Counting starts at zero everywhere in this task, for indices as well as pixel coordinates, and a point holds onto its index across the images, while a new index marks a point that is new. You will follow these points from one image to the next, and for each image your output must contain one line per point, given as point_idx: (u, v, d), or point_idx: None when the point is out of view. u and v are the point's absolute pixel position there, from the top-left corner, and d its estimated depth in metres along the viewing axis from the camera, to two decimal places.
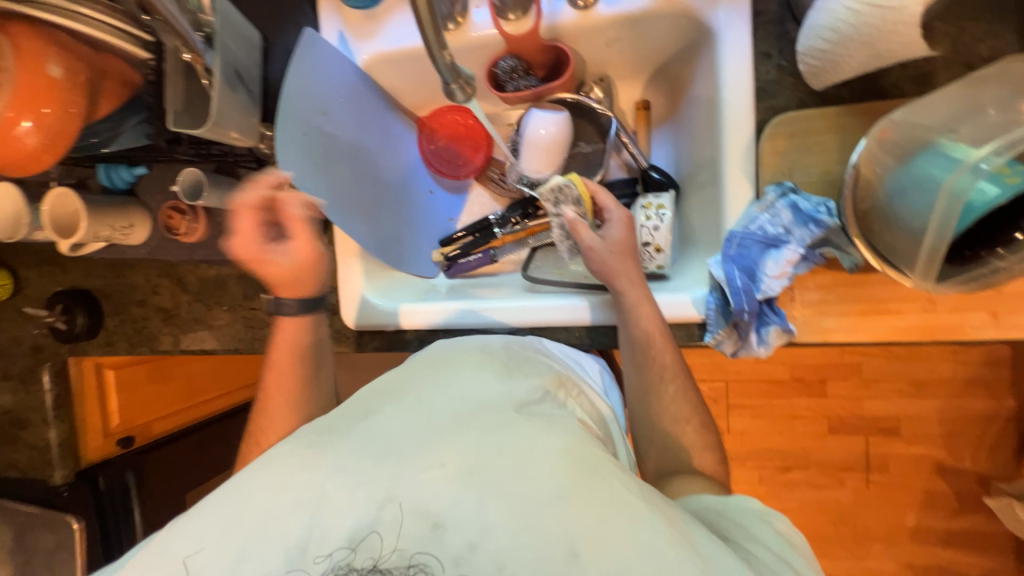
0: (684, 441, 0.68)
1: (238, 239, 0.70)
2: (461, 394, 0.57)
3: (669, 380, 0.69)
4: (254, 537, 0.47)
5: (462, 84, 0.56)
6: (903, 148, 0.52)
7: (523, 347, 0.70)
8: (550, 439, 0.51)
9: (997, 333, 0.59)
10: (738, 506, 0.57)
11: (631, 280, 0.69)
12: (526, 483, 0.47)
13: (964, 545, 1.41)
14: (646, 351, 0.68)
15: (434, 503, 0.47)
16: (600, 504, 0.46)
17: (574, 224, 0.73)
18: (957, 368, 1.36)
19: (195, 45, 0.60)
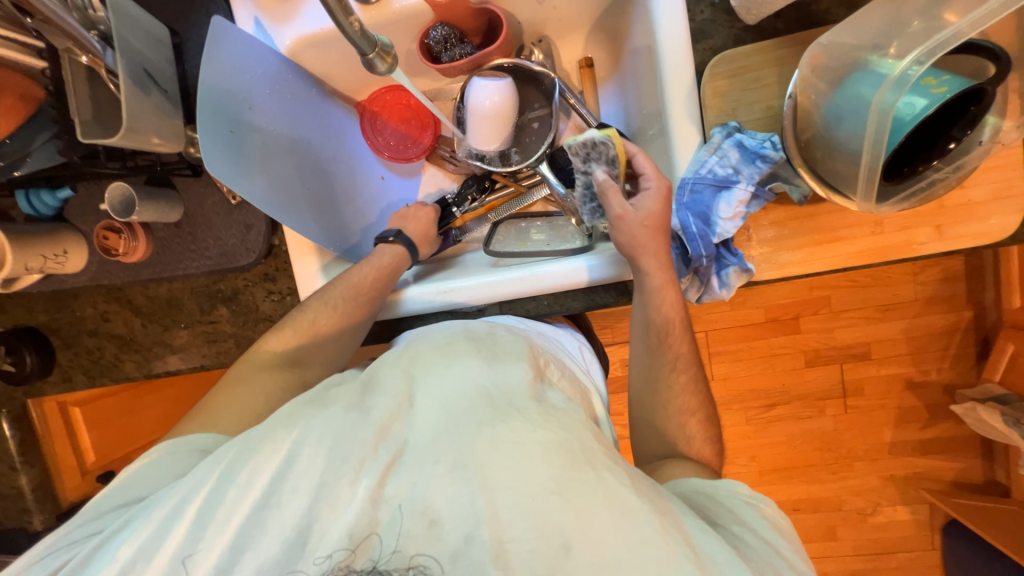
0: (686, 432, 0.67)
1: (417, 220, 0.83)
2: (451, 384, 0.56)
3: (681, 371, 0.68)
4: (252, 526, 0.48)
5: (382, 54, 0.50)
6: (835, 71, 0.52)
7: (509, 330, 0.66)
8: (542, 431, 0.51)
9: (942, 245, 0.61)
10: (727, 491, 0.58)
11: (658, 261, 0.64)
12: (520, 477, 0.48)
13: (937, 451, 1.51)
14: (661, 336, 0.67)
15: (430, 500, 0.48)
16: (592, 496, 0.47)
17: (604, 188, 0.65)
18: (917, 287, 1.42)
19: (91, 45, 0.56)
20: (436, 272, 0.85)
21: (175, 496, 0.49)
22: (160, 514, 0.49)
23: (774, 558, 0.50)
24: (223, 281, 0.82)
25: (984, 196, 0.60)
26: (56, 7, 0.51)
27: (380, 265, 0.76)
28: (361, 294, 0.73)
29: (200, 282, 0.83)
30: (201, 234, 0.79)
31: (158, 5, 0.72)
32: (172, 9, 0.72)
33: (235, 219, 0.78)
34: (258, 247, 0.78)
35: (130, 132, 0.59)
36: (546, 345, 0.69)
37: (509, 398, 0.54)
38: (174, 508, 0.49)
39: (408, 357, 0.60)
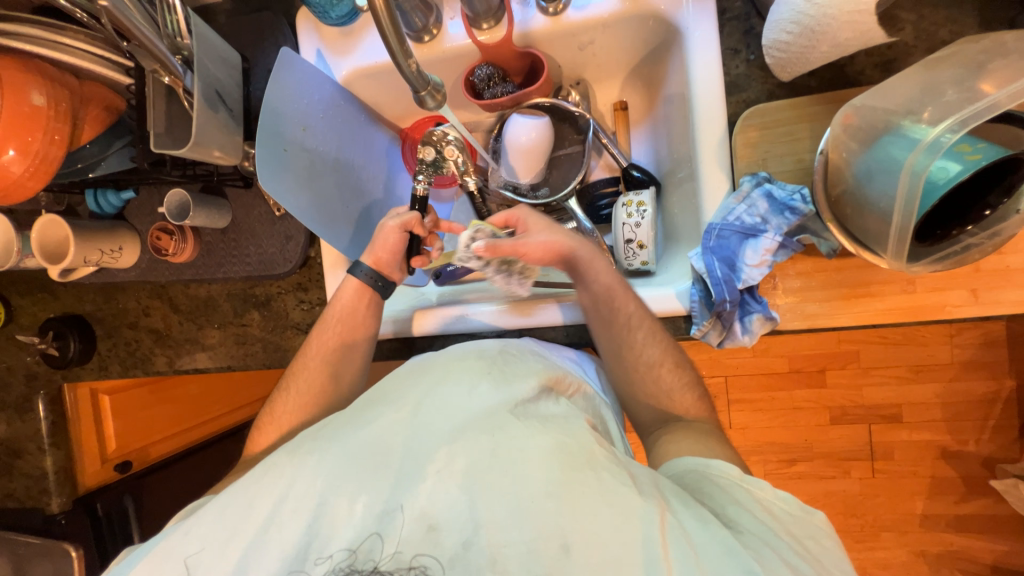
0: (665, 385, 0.67)
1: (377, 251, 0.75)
2: (452, 399, 0.54)
3: (637, 329, 0.66)
4: (251, 544, 0.48)
5: (433, 91, 0.55)
6: (868, 133, 0.53)
7: (521, 349, 0.63)
8: (541, 437, 0.50)
9: (979, 310, 0.60)
10: (718, 470, 0.54)
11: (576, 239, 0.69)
12: (519, 485, 0.48)
13: (974, 529, 1.40)
14: (609, 306, 0.67)
15: (431, 507, 0.48)
16: (590, 499, 0.46)
17: (495, 244, 0.67)
18: (955, 351, 1.36)
19: (174, 68, 0.61)
20: (462, 295, 0.88)
21: (178, 531, 0.50)
22: (168, 541, 0.49)
23: (779, 543, 0.45)
24: (258, 286, 0.87)
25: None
26: (148, 33, 0.56)
27: (341, 306, 0.74)
28: (332, 335, 0.73)
29: (237, 286, 0.88)
30: (244, 241, 0.84)
31: (234, 34, 0.79)
32: (246, 39, 0.79)
33: (277, 229, 0.83)
34: (296, 258, 0.82)
35: (196, 145, 0.65)
36: (554, 358, 0.65)
37: (508, 403, 0.53)
38: (182, 530, 0.49)
39: (412, 371, 0.60)
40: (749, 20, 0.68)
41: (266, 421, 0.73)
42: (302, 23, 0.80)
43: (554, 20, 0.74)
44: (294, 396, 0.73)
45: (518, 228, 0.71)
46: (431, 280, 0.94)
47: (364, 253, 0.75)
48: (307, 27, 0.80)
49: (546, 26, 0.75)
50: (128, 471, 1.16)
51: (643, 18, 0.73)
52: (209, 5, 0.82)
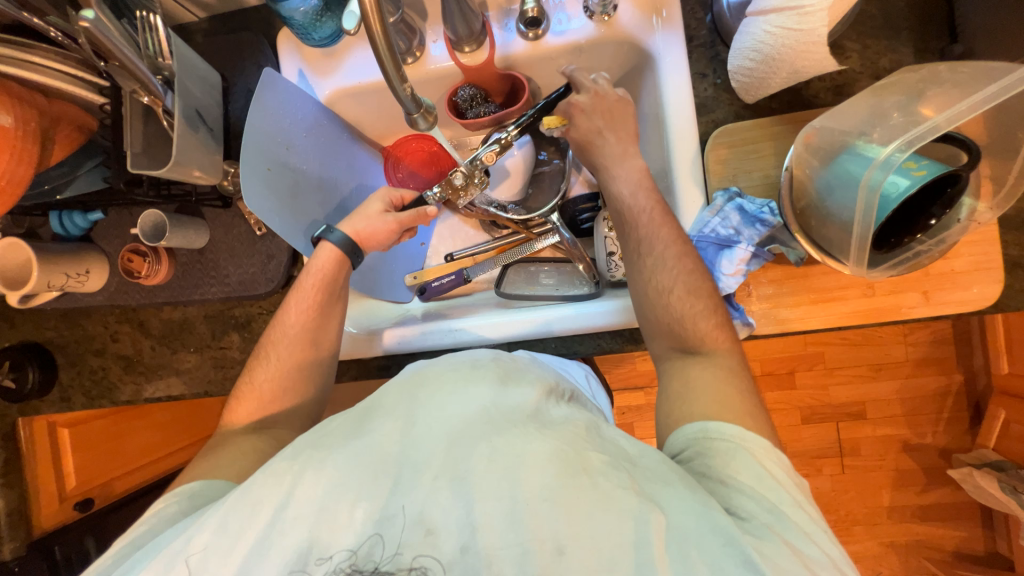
0: (677, 310, 0.63)
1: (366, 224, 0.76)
2: (453, 405, 0.54)
3: (668, 246, 0.65)
4: (252, 551, 0.46)
5: (425, 113, 0.57)
6: (827, 151, 0.58)
7: (513, 358, 0.65)
8: (539, 442, 0.49)
9: (930, 310, 0.65)
10: (719, 432, 0.53)
11: (617, 135, 0.73)
12: (515, 487, 0.46)
13: (936, 518, 1.48)
14: (630, 234, 0.68)
15: (427, 512, 0.46)
16: (587, 503, 0.45)
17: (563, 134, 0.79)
18: (909, 349, 1.46)
19: (155, 88, 0.61)
20: (446, 310, 0.88)
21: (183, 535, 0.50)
22: (172, 547, 0.49)
23: (780, 524, 0.46)
24: (238, 307, 0.85)
25: (966, 267, 0.64)
26: (129, 52, 0.55)
27: (319, 272, 0.73)
28: (311, 302, 0.72)
29: (214, 307, 0.85)
30: (222, 261, 0.82)
31: (213, 54, 0.79)
32: (227, 59, 0.79)
33: (258, 249, 0.81)
34: (278, 277, 0.80)
35: (177, 165, 0.64)
36: (546, 368, 0.68)
37: (510, 413, 0.53)
38: (186, 536, 0.49)
39: (411, 382, 0.59)
40: (715, 47, 0.74)
41: (244, 392, 0.70)
42: (284, 43, 0.80)
43: (533, 45, 0.78)
44: (274, 364, 0.70)
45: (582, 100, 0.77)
46: (416, 296, 0.94)
47: (342, 223, 0.76)
48: (289, 47, 0.80)
49: (526, 50, 0.78)
50: (87, 510, 1.10)
51: (619, 43, 0.76)
52: (186, 25, 0.82)
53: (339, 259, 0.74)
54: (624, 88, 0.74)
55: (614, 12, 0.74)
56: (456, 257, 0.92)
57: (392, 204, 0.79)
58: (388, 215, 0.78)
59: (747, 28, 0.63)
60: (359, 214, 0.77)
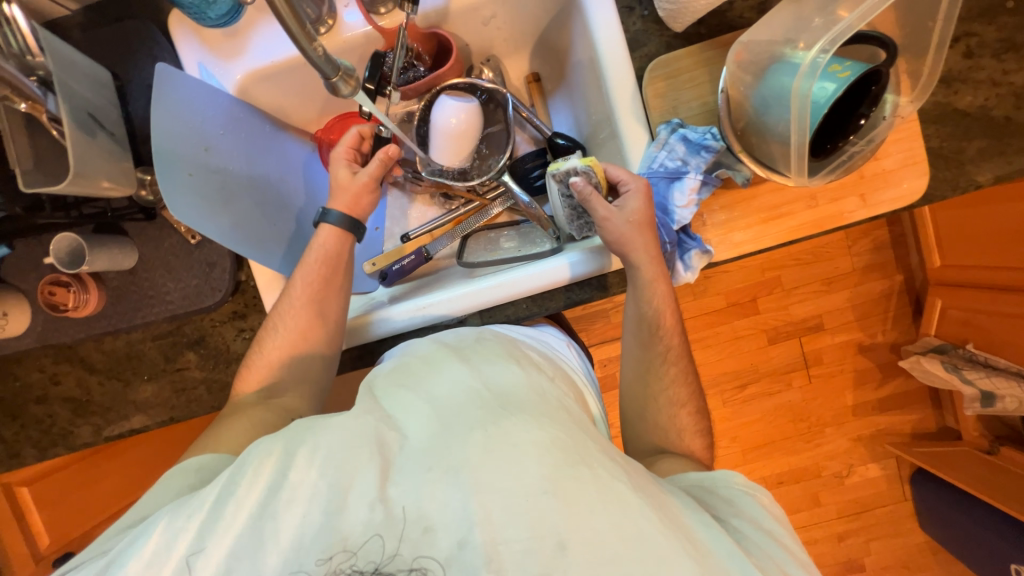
0: (671, 420, 0.71)
1: (339, 187, 0.76)
2: (443, 392, 0.54)
3: (671, 362, 0.72)
4: (250, 528, 0.47)
5: (345, 77, 0.53)
6: (757, 66, 0.60)
7: (496, 338, 0.66)
8: (535, 431, 0.49)
9: (869, 211, 0.69)
10: (725, 482, 0.60)
11: (648, 255, 0.68)
12: (515, 481, 0.46)
13: (894, 407, 1.63)
14: (652, 329, 0.71)
15: (425, 506, 0.46)
16: (587, 496, 0.46)
17: (586, 194, 0.67)
18: (854, 259, 1.56)
19: (31, 92, 0.53)
20: (414, 290, 0.86)
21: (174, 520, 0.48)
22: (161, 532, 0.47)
23: (769, 545, 0.53)
24: (187, 324, 0.79)
25: (895, 165, 0.68)
26: None
27: (322, 248, 0.73)
28: (315, 276, 0.72)
29: (161, 328, 0.79)
30: (159, 277, 0.76)
31: (98, 51, 0.71)
32: (116, 55, 0.71)
33: (196, 259, 0.75)
34: (225, 284, 0.76)
35: (78, 176, 0.57)
36: (532, 350, 0.69)
37: (504, 401, 0.53)
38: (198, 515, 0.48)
39: (400, 369, 0.59)
40: None
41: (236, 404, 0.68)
42: (176, 28, 0.71)
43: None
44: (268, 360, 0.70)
45: (620, 186, 0.69)
46: (379, 282, 0.91)
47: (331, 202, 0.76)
48: (183, 31, 0.71)
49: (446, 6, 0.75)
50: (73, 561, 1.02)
51: None
52: (57, 21, 0.72)
53: (344, 234, 0.75)
54: (642, 179, 0.67)
55: None
56: (413, 237, 0.90)
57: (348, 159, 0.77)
58: (358, 173, 0.76)
59: None
60: (337, 185, 0.76)
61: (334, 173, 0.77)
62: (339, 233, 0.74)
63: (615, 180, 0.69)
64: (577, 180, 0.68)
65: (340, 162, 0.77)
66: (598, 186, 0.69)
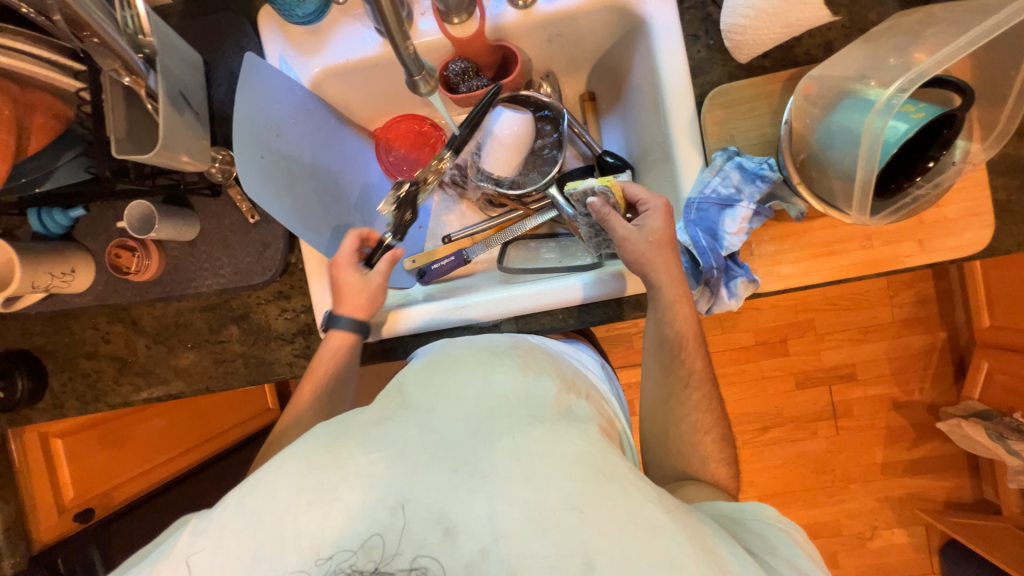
0: (694, 441, 0.70)
1: (343, 301, 0.74)
2: (472, 395, 0.55)
3: (694, 388, 0.71)
4: (265, 539, 0.45)
5: (426, 77, 0.59)
6: (827, 100, 0.60)
7: (532, 348, 0.67)
8: (565, 443, 0.49)
9: (926, 257, 0.67)
10: (756, 515, 0.58)
11: (670, 274, 0.67)
12: (541, 491, 0.46)
13: (927, 471, 1.54)
14: (675, 352, 0.70)
15: (448, 508, 0.46)
16: (616, 514, 0.45)
17: (604, 214, 0.68)
18: (895, 310, 1.50)
19: (137, 66, 0.58)
20: (448, 292, 0.87)
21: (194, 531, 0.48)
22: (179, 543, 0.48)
23: None
24: (235, 299, 0.82)
25: (958, 214, 0.66)
26: (108, 27, 0.53)
27: (331, 354, 0.73)
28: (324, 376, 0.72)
29: (210, 299, 0.82)
30: (215, 251, 0.79)
31: (192, 38, 0.76)
32: (207, 42, 0.77)
33: (252, 237, 0.79)
34: (275, 265, 0.78)
35: (164, 149, 0.61)
36: (564, 364, 0.69)
37: (534, 410, 0.53)
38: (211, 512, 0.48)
39: (430, 369, 0.60)
40: (706, 8, 0.73)
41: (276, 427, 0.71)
42: (264, 23, 0.76)
43: (524, 13, 0.77)
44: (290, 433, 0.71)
45: (639, 205, 0.70)
46: (416, 280, 0.93)
47: (337, 307, 0.74)
48: (270, 26, 0.76)
49: (517, 19, 0.77)
50: (90, 521, 1.07)
51: (611, 10, 0.76)
52: (158, 8, 0.78)
53: (352, 340, 0.74)
54: (659, 198, 0.68)
55: None
56: (454, 239, 0.92)
57: (350, 265, 0.75)
58: (370, 275, 0.75)
59: None
60: (347, 291, 0.74)
61: (342, 280, 0.74)
62: (344, 343, 0.74)
63: (634, 199, 0.71)
64: (596, 199, 0.68)
65: (345, 273, 0.74)
66: (617, 205, 0.72)
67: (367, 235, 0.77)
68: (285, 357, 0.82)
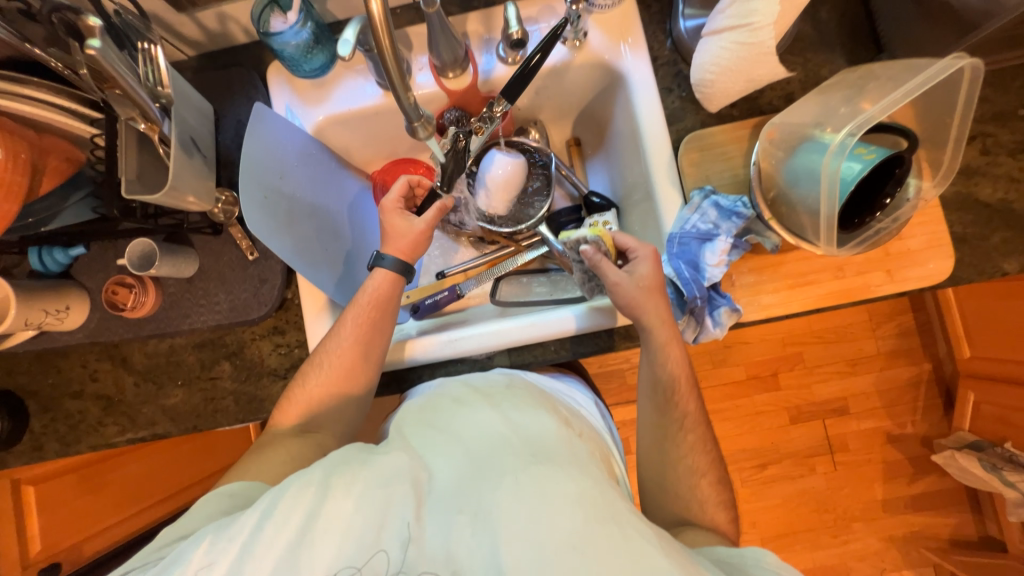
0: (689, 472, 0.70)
1: (390, 237, 0.78)
2: (477, 436, 0.57)
3: (689, 430, 0.71)
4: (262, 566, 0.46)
5: (425, 123, 0.64)
6: (789, 143, 0.66)
7: (527, 386, 0.67)
8: (564, 481, 0.49)
9: (895, 287, 0.71)
10: (758, 561, 0.56)
11: (659, 318, 0.70)
12: (541, 532, 0.46)
13: (929, 507, 1.52)
14: (669, 393, 0.72)
15: (454, 551, 0.47)
16: (613, 556, 0.43)
17: (596, 261, 0.71)
18: (878, 343, 1.54)
19: (153, 114, 0.62)
20: (441, 326, 0.89)
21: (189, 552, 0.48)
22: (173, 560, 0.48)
23: None
24: (229, 334, 0.82)
25: (919, 246, 0.71)
26: (131, 80, 0.58)
27: (375, 292, 0.75)
28: (365, 318, 0.73)
29: (203, 335, 0.83)
30: (213, 288, 0.80)
31: (204, 89, 0.82)
32: (218, 94, 0.82)
33: (250, 274, 0.80)
34: (272, 300, 0.80)
35: (172, 189, 0.64)
36: (565, 406, 0.69)
37: (535, 448, 0.54)
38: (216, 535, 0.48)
39: (435, 409, 0.62)
40: (677, 65, 0.81)
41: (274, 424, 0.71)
42: (273, 77, 0.83)
43: (513, 70, 0.83)
44: None
45: (628, 253, 0.74)
46: (410, 315, 0.94)
47: (384, 248, 0.78)
48: (278, 80, 0.82)
49: (507, 74, 0.84)
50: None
51: (592, 66, 0.84)
52: (174, 63, 0.84)
53: (395, 278, 0.76)
54: (648, 247, 0.72)
55: (585, 39, 0.81)
56: (447, 275, 0.95)
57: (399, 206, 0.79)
58: (414, 221, 0.78)
59: (704, 47, 0.70)
60: (394, 233, 0.78)
61: (390, 223, 0.79)
62: (388, 281, 0.76)
63: (624, 248, 0.74)
64: (588, 247, 0.73)
65: (392, 212, 0.79)
66: (608, 253, 0.75)
67: (417, 181, 0.83)
68: (277, 394, 0.81)
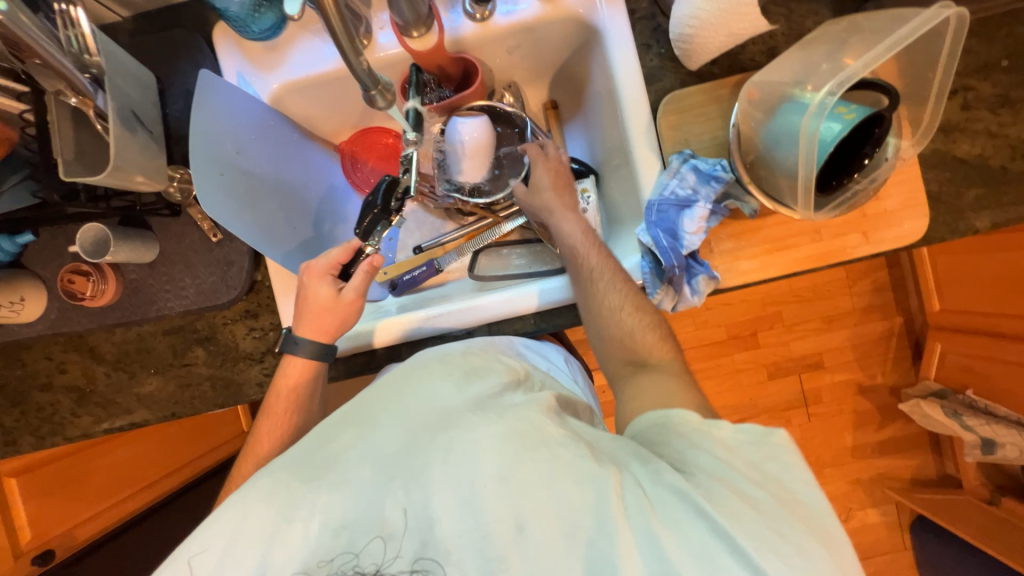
0: None
1: (308, 313, 0.71)
2: (413, 408, 0.54)
3: (614, 281, 0.70)
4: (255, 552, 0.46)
5: (382, 90, 0.59)
6: (768, 104, 0.64)
7: (484, 348, 0.66)
8: (493, 426, 0.49)
9: (871, 248, 0.71)
10: (679, 419, 0.53)
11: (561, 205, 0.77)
12: (473, 473, 0.46)
13: (894, 451, 1.61)
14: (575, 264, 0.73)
15: (386, 515, 0.46)
16: (543, 475, 0.45)
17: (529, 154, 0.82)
18: (854, 299, 1.58)
19: (83, 86, 0.57)
20: (420, 302, 0.87)
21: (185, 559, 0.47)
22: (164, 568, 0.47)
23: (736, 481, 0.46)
24: (199, 320, 0.80)
25: (896, 206, 0.70)
26: (51, 47, 0.52)
27: (290, 384, 0.71)
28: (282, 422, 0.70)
29: (172, 321, 0.80)
30: (177, 272, 0.77)
31: (145, 55, 0.75)
32: (161, 60, 0.75)
33: (215, 257, 0.77)
34: (240, 284, 0.77)
35: (115, 169, 0.59)
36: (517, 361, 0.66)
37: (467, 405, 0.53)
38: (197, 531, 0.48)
39: (375, 389, 0.59)
40: (655, 19, 0.77)
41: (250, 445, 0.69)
42: (218, 38, 0.75)
43: (481, 26, 0.78)
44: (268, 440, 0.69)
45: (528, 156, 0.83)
46: (387, 292, 0.92)
47: (298, 323, 0.71)
48: (225, 41, 0.75)
49: (475, 32, 0.79)
50: (49, 563, 1.03)
51: (566, 22, 0.79)
52: (109, 26, 0.77)
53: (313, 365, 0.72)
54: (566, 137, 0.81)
55: None
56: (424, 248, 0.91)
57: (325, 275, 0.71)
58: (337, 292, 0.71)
59: None
60: (313, 302, 0.71)
61: (311, 292, 0.71)
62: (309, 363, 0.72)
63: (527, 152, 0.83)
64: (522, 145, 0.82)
65: (316, 285, 0.71)
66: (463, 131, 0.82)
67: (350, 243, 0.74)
68: (255, 378, 0.80)
